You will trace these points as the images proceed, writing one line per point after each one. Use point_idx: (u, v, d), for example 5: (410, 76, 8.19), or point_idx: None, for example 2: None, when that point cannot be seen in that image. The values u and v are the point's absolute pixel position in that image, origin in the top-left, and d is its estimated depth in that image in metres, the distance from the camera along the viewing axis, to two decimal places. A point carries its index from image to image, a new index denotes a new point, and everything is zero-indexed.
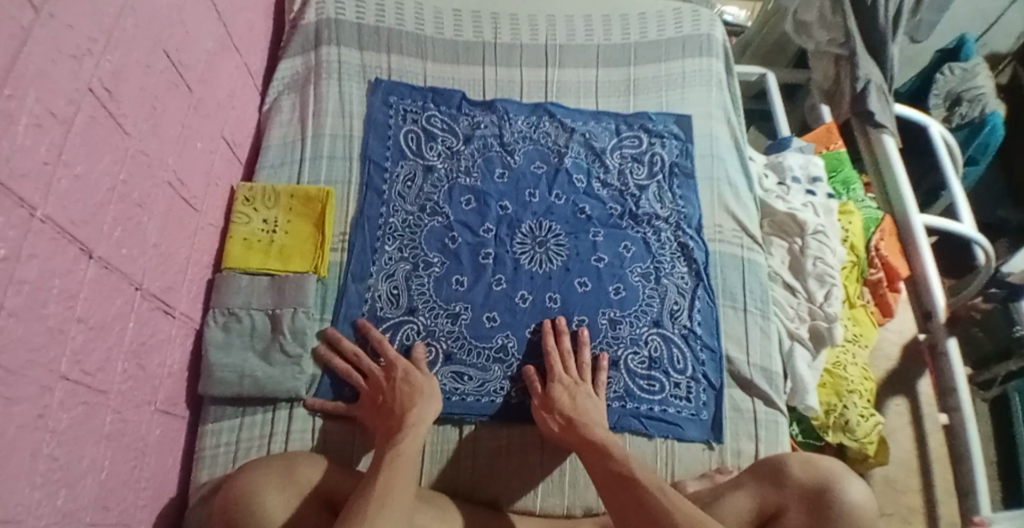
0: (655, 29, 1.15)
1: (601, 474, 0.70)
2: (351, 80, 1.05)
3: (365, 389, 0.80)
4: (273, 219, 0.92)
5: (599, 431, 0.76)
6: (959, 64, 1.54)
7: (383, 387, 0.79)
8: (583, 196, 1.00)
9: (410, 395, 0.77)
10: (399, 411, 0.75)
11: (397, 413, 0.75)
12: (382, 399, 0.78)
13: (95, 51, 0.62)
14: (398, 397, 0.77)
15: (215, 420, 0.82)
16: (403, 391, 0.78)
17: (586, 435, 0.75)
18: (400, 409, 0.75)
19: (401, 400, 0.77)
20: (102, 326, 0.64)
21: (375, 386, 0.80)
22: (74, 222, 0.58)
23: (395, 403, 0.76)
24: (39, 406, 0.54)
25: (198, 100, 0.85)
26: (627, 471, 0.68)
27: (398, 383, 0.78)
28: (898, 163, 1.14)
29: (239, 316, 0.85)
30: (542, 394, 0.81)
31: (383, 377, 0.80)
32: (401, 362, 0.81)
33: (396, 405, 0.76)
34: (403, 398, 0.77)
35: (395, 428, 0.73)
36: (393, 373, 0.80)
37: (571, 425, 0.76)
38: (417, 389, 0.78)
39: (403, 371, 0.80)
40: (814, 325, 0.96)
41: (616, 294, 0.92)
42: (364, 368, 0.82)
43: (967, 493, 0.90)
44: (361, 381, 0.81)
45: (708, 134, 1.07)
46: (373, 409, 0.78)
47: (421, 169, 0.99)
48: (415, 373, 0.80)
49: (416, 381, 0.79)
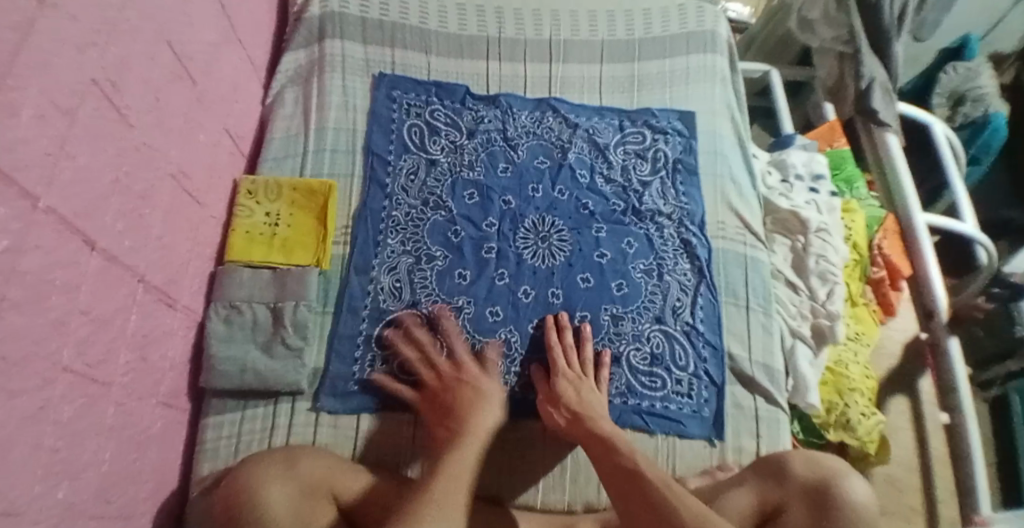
0: (659, 25, 1.15)
1: (607, 468, 0.70)
2: (355, 74, 1.05)
3: (427, 381, 0.82)
4: (276, 212, 0.91)
5: (606, 425, 0.76)
6: (964, 63, 1.54)
7: (446, 384, 0.80)
8: (587, 192, 0.99)
9: (474, 399, 0.78)
10: (459, 415, 0.76)
11: (456, 415, 0.77)
12: (444, 396, 0.79)
13: (98, 42, 0.61)
14: (461, 398, 0.78)
15: (218, 413, 0.82)
16: (465, 394, 0.79)
17: (593, 429, 0.75)
18: (461, 414, 0.76)
19: (462, 401, 0.78)
20: (104, 319, 0.64)
21: (438, 382, 0.81)
22: (77, 214, 0.58)
23: (456, 403, 0.78)
24: (40, 398, 0.53)
25: (201, 93, 0.85)
26: (634, 466, 0.68)
27: (462, 385, 0.80)
28: (902, 162, 1.14)
29: (241, 309, 0.84)
30: (547, 389, 0.81)
31: (450, 376, 0.81)
32: (472, 365, 0.82)
33: (457, 407, 0.77)
34: (464, 400, 0.78)
35: (454, 434, 0.74)
36: (461, 374, 0.81)
37: (578, 420, 0.77)
38: (482, 394, 0.79)
39: (471, 374, 0.81)
40: (817, 323, 0.96)
41: (618, 290, 0.92)
42: (432, 360, 0.84)
43: (967, 491, 0.90)
44: (428, 373, 0.83)
45: (712, 131, 1.07)
46: (433, 403, 0.80)
47: (425, 163, 0.99)
48: (482, 377, 0.81)
49: (483, 386, 0.80)
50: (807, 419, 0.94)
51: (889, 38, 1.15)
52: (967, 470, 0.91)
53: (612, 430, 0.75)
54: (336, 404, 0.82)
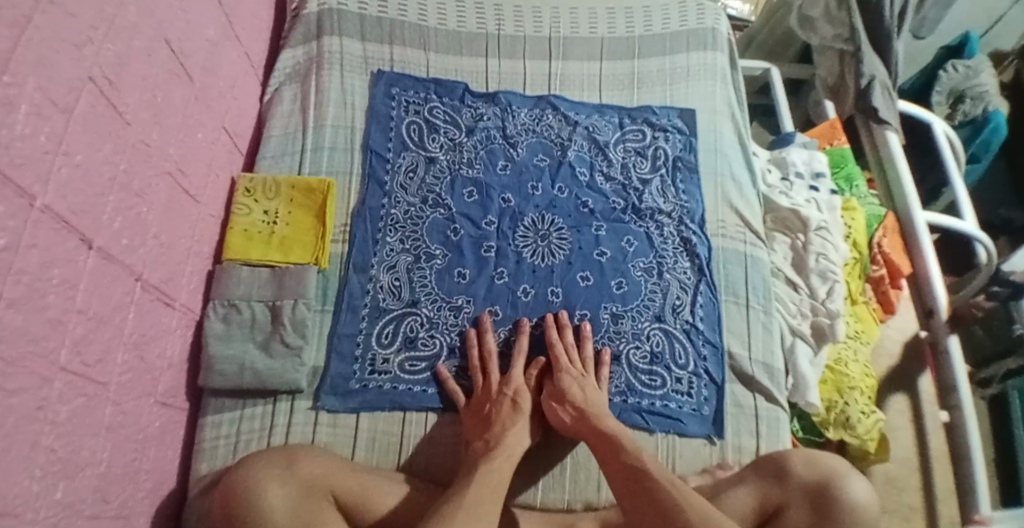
0: (660, 23, 1.14)
1: (613, 467, 0.70)
2: (353, 71, 1.04)
3: (476, 391, 0.82)
4: (274, 210, 0.91)
5: (610, 422, 0.76)
6: (964, 61, 1.52)
7: (494, 396, 0.81)
8: (586, 190, 0.99)
9: (514, 417, 0.79)
10: (496, 429, 0.77)
11: (494, 428, 0.77)
12: (487, 407, 0.80)
13: (95, 39, 0.61)
14: (502, 413, 0.79)
15: (216, 412, 0.81)
16: (506, 410, 0.79)
17: (596, 426, 0.75)
18: (499, 429, 0.77)
19: (501, 416, 0.78)
20: (101, 318, 0.63)
21: (483, 394, 0.81)
22: (74, 212, 0.58)
23: (497, 416, 0.78)
24: (38, 397, 0.53)
25: (199, 90, 0.84)
26: (640, 464, 0.68)
27: (508, 402, 0.80)
28: (902, 161, 1.14)
29: (239, 307, 0.84)
30: (551, 385, 0.81)
31: (504, 388, 0.81)
32: (522, 386, 0.82)
33: (496, 419, 0.78)
34: (505, 416, 0.78)
35: (489, 446, 0.75)
36: (510, 391, 0.81)
37: (583, 417, 0.76)
38: (522, 414, 0.79)
39: (517, 393, 0.81)
40: (816, 322, 0.95)
41: (618, 288, 0.91)
42: (489, 369, 0.83)
43: (967, 491, 0.90)
44: (481, 382, 0.83)
45: (712, 128, 1.07)
46: (475, 412, 0.80)
47: (424, 161, 0.98)
48: (525, 398, 0.81)
49: (523, 406, 0.80)
50: (807, 417, 0.94)
51: (890, 36, 1.15)
52: (966, 469, 0.92)
53: (615, 426, 0.75)
54: (334, 402, 0.82)
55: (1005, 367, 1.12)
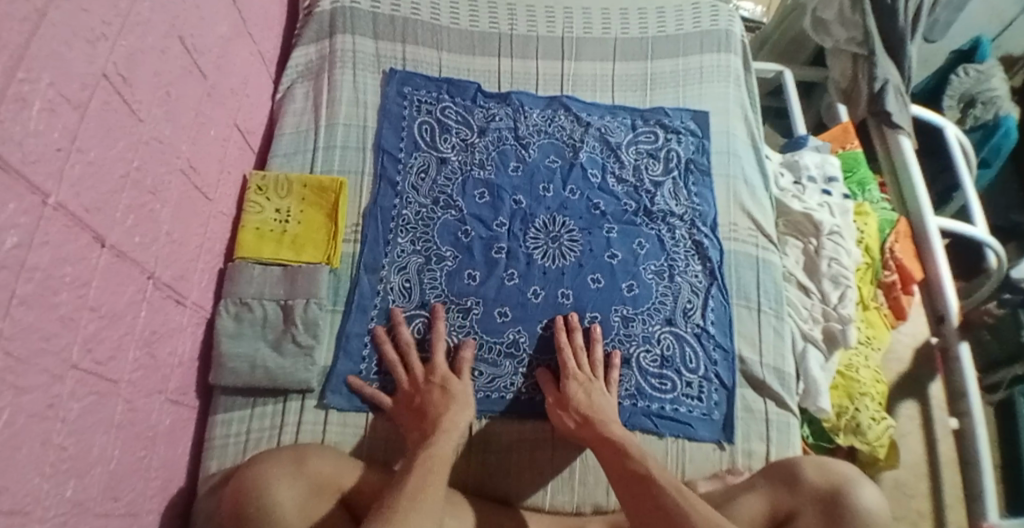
0: (673, 24, 1.14)
1: (618, 473, 0.70)
2: (365, 69, 1.04)
3: (403, 386, 0.81)
4: (286, 209, 0.91)
5: (616, 428, 0.76)
6: (975, 65, 1.52)
7: (421, 388, 0.79)
8: (598, 191, 0.99)
9: (447, 401, 0.77)
10: (431, 417, 0.75)
11: (430, 416, 0.75)
12: (417, 399, 0.78)
13: (109, 36, 0.61)
14: (433, 401, 0.77)
15: (226, 410, 0.81)
16: (437, 396, 0.78)
17: (602, 432, 0.75)
18: (433, 416, 0.75)
19: (435, 403, 0.77)
20: (113, 315, 0.63)
21: (412, 385, 0.80)
22: (87, 209, 0.58)
23: (430, 405, 0.77)
24: (48, 395, 0.53)
25: (212, 87, 0.84)
26: (645, 470, 0.68)
27: (436, 388, 0.78)
28: (914, 165, 1.13)
29: (251, 305, 0.84)
30: (557, 392, 0.81)
31: (429, 377, 0.80)
32: (448, 371, 0.80)
33: (429, 409, 0.76)
34: (436, 402, 0.77)
35: (426, 434, 0.73)
36: (437, 378, 0.79)
37: (588, 422, 0.76)
38: (454, 396, 0.77)
39: (443, 378, 0.79)
40: (828, 327, 0.95)
41: (628, 291, 0.91)
42: (409, 361, 0.82)
43: (976, 498, 0.90)
44: (404, 376, 0.81)
45: (725, 131, 1.06)
46: (408, 407, 0.79)
47: (436, 161, 0.98)
48: (453, 380, 0.79)
49: (453, 388, 0.78)
50: (818, 423, 0.94)
51: (903, 40, 1.15)
52: (976, 476, 0.91)
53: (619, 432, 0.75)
54: (341, 402, 0.82)
55: (1012, 372, 1.12)
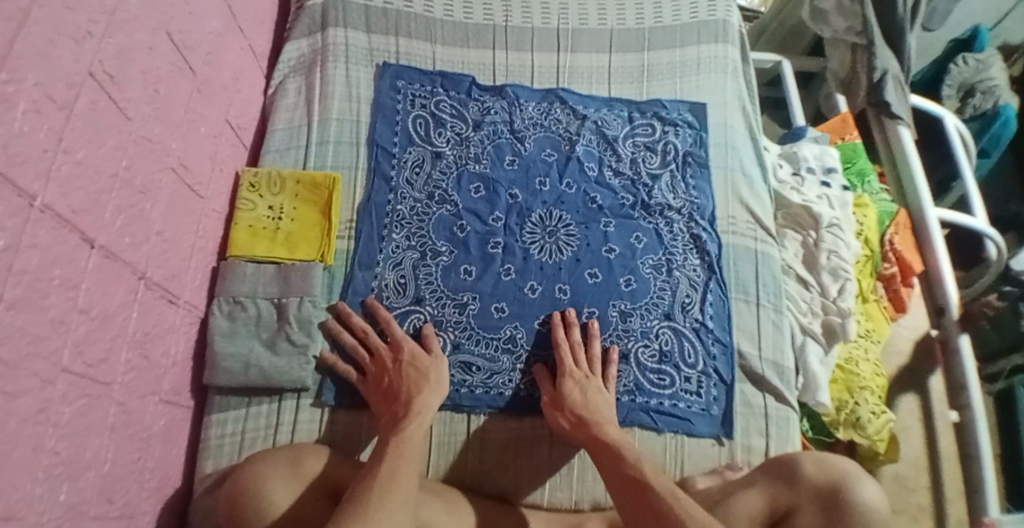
0: (670, 14, 1.12)
1: (611, 476, 0.69)
2: (359, 64, 1.03)
3: (370, 367, 0.79)
4: (279, 206, 0.89)
5: (611, 429, 0.75)
6: (974, 55, 1.52)
7: (390, 366, 0.78)
8: (595, 185, 0.97)
9: (419, 378, 0.77)
10: (405, 396, 0.75)
11: (403, 396, 0.75)
12: (387, 379, 0.77)
13: (95, 34, 0.59)
14: (406, 377, 0.77)
15: (221, 410, 0.80)
16: (410, 373, 0.77)
17: (597, 434, 0.74)
18: (407, 396, 0.75)
19: (409, 380, 0.76)
20: (104, 317, 0.62)
21: (379, 365, 0.79)
22: (75, 210, 0.57)
23: (403, 382, 0.76)
24: (40, 399, 0.52)
25: (202, 83, 0.83)
26: (640, 474, 0.67)
27: (406, 366, 0.78)
28: (915, 155, 1.11)
29: (244, 304, 0.83)
30: (553, 391, 0.80)
31: (396, 355, 0.79)
32: (416, 347, 0.80)
33: (402, 387, 0.76)
34: (410, 380, 0.76)
35: (401, 414, 0.73)
36: (406, 355, 0.79)
37: (583, 424, 0.76)
38: (427, 373, 0.77)
39: (412, 353, 0.79)
40: (827, 320, 0.94)
41: (627, 286, 0.90)
42: (369, 344, 0.81)
43: (976, 492, 0.89)
44: (369, 359, 0.80)
45: (723, 123, 1.05)
46: (376, 388, 0.77)
47: (430, 155, 0.97)
48: (422, 355, 0.79)
49: (423, 363, 0.78)
50: (817, 417, 0.93)
51: (903, 29, 1.13)
52: (976, 470, 0.91)
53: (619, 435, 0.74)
54: (336, 398, 0.81)
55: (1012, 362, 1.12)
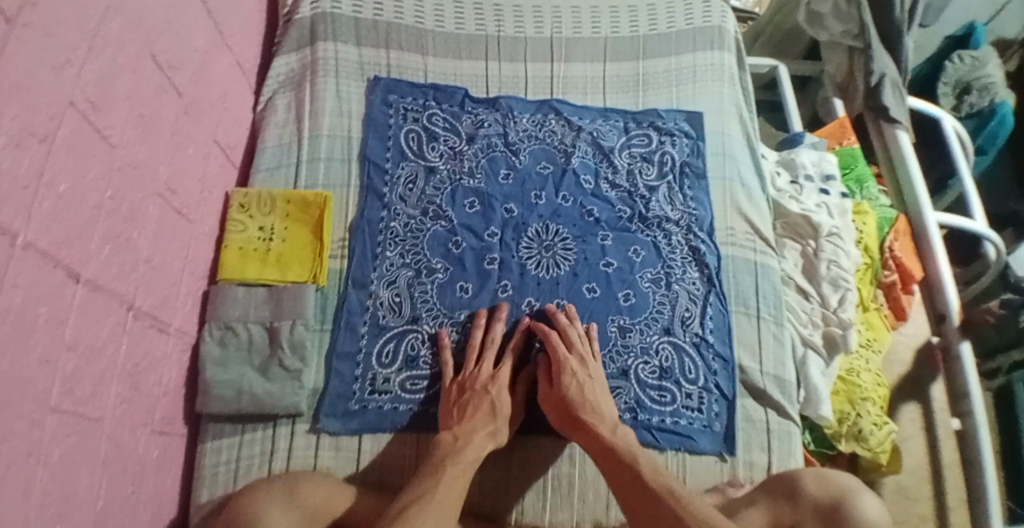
0: (665, 21, 1.10)
1: (619, 478, 0.70)
2: (349, 78, 1.01)
3: (464, 373, 0.81)
4: (269, 226, 0.88)
5: (604, 429, 0.75)
6: (970, 52, 1.51)
7: (475, 388, 0.79)
8: (591, 198, 0.96)
9: (486, 418, 0.77)
10: (466, 426, 0.75)
11: (464, 424, 0.76)
12: (467, 397, 0.78)
13: (76, 61, 0.57)
14: (477, 411, 0.77)
15: (215, 438, 0.79)
16: (485, 406, 0.77)
17: (593, 438, 0.74)
18: (470, 428, 0.75)
19: (477, 413, 0.77)
20: (92, 351, 0.61)
21: (468, 379, 0.80)
22: (58, 245, 0.55)
23: (471, 412, 0.77)
24: (27, 442, 0.51)
25: (189, 103, 0.81)
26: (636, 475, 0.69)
27: (490, 397, 0.78)
28: (913, 159, 1.10)
29: (235, 329, 0.81)
30: (550, 389, 0.80)
31: (490, 381, 0.80)
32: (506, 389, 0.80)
33: (469, 416, 0.76)
34: (479, 415, 0.76)
35: (458, 443, 0.74)
36: (495, 389, 0.79)
37: (579, 425, 0.76)
38: (499, 415, 0.78)
39: (498, 396, 0.79)
40: (828, 332, 0.93)
41: (625, 300, 0.89)
42: (483, 357, 0.82)
43: (978, 500, 0.88)
44: (473, 366, 0.82)
45: (720, 132, 1.04)
46: (453, 398, 0.79)
47: (424, 171, 0.95)
48: (504, 403, 0.79)
49: (501, 411, 0.78)
50: (819, 430, 0.92)
51: (900, 31, 1.12)
52: (978, 479, 0.89)
53: (614, 435, 0.75)
54: (333, 421, 0.80)
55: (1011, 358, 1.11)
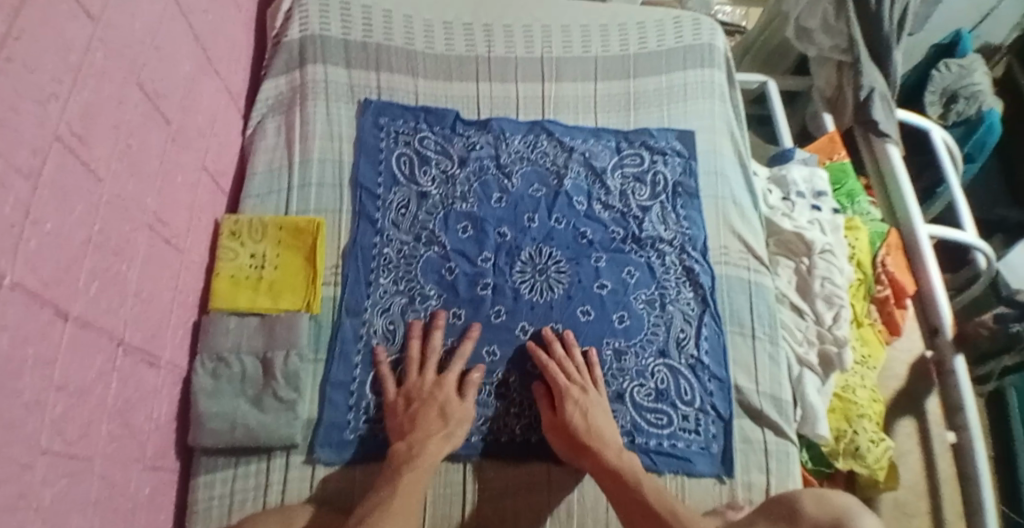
0: (654, 39, 1.11)
1: (623, 501, 0.72)
2: (339, 101, 1.00)
3: (409, 385, 0.81)
4: (261, 254, 0.87)
5: (611, 454, 0.76)
6: (955, 60, 1.49)
7: (423, 396, 0.79)
8: (584, 219, 0.96)
9: (438, 424, 0.77)
10: (419, 434, 0.75)
11: (417, 432, 0.75)
12: (415, 407, 0.78)
13: (61, 94, 0.57)
14: (427, 417, 0.77)
15: (208, 472, 0.78)
16: (433, 413, 0.77)
17: (602, 462, 0.75)
18: (423, 435, 0.75)
19: (428, 420, 0.77)
20: (82, 390, 0.59)
21: (414, 389, 0.80)
22: (46, 284, 0.54)
23: (423, 420, 0.77)
24: (19, 486, 0.50)
25: (177, 131, 0.80)
26: (643, 498, 0.71)
27: (437, 405, 0.78)
28: (904, 176, 1.12)
29: (228, 360, 0.80)
30: (553, 416, 0.80)
31: (434, 389, 0.80)
32: (454, 394, 0.80)
33: (421, 424, 0.76)
34: (430, 422, 0.77)
35: (412, 450, 0.73)
36: (441, 396, 0.79)
37: (584, 449, 0.76)
38: (451, 420, 0.78)
39: (445, 399, 0.79)
40: (823, 350, 0.93)
41: (620, 323, 0.89)
42: (425, 366, 0.82)
43: (976, 514, 0.88)
44: (415, 376, 0.82)
45: (712, 151, 1.04)
46: (400, 410, 0.79)
47: (416, 196, 0.95)
48: (454, 405, 0.79)
49: (452, 414, 0.78)
50: (817, 447, 0.92)
51: (889, 46, 1.13)
52: (975, 492, 0.89)
53: (621, 460, 0.75)
54: (328, 452, 0.79)
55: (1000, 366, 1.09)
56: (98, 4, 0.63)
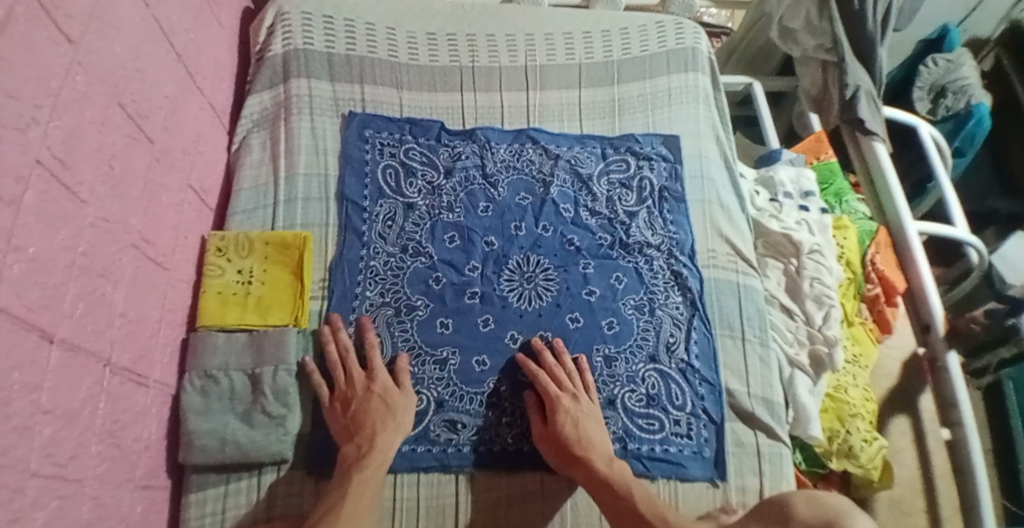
0: (637, 45, 1.11)
1: (616, 512, 0.72)
2: (324, 114, 1.01)
3: (338, 388, 0.80)
4: (248, 269, 0.87)
5: (601, 464, 0.76)
6: (943, 55, 1.50)
7: (359, 395, 0.79)
8: (572, 226, 0.96)
9: (386, 415, 0.77)
10: (369, 432, 0.75)
11: (365, 431, 0.76)
12: (353, 406, 0.78)
13: (41, 119, 0.56)
14: (371, 412, 0.77)
15: (199, 489, 0.77)
16: (376, 406, 0.78)
17: (593, 474, 0.75)
18: (370, 432, 0.75)
19: (371, 414, 0.77)
20: (71, 413, 0.59)
21: (348, 392, 0.80)
22: (32, 308, 0.54)
23: (366, 416, 0.77)
24: (10, 511, 0.49)
25: (161, 150, 0.80)
26: (636, 508, 0.71)
27: (375, 397, 0.78)
28: (892, 174, 1.12)
29: (217, 378, 0.80)
30: (544, 426, 0.80)
31: (368, 384, 0.80)
32: (389, 381, 0.80)
33: (366, 421, 0.76)
34: (375, 415, 0.77)
35: (362, 450, 0.74)
36: (377, 388, 0.79)
37: (576, 460, 0.76)
38: (394, 410, 0.78)
39: (384, 389, 0.79)
40: (814, 350, 0.93)
41: (609, 329, 0.89)
42: (348, 367, 0.82)
43: (972, 508, 0.87)
44: (343, 378, 0.81)
45: (697, 155, 1.05)
46: (342, 413, 0.78)
47: (402, 207, 0.95)
48: (394, 393, 0.80)
49: (394, 402, 0.79)
50: (809, 448, 0.91)
51: (874, 45, 1.13)
52: (970, 487, 0.88)
53: (610, 469, 0.75)
54: (319, 468, 0.80)
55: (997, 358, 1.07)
56: (77, 28, 0.63)
